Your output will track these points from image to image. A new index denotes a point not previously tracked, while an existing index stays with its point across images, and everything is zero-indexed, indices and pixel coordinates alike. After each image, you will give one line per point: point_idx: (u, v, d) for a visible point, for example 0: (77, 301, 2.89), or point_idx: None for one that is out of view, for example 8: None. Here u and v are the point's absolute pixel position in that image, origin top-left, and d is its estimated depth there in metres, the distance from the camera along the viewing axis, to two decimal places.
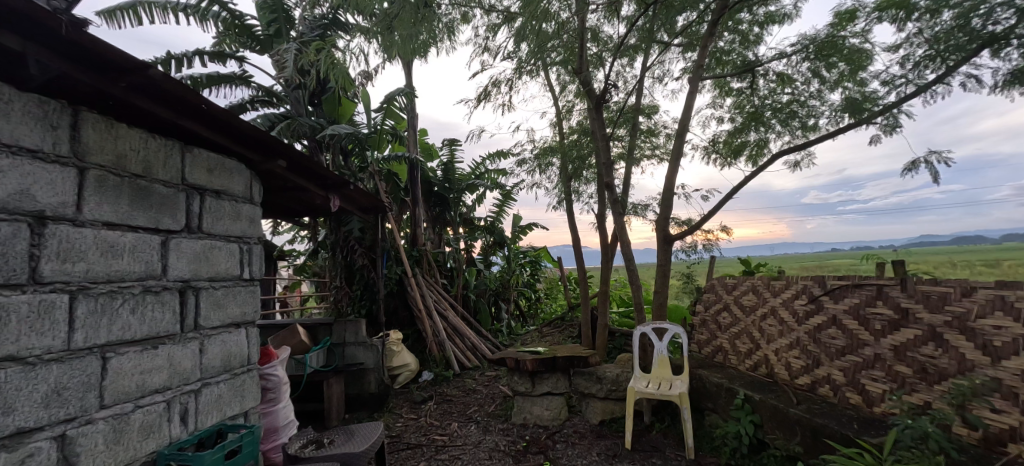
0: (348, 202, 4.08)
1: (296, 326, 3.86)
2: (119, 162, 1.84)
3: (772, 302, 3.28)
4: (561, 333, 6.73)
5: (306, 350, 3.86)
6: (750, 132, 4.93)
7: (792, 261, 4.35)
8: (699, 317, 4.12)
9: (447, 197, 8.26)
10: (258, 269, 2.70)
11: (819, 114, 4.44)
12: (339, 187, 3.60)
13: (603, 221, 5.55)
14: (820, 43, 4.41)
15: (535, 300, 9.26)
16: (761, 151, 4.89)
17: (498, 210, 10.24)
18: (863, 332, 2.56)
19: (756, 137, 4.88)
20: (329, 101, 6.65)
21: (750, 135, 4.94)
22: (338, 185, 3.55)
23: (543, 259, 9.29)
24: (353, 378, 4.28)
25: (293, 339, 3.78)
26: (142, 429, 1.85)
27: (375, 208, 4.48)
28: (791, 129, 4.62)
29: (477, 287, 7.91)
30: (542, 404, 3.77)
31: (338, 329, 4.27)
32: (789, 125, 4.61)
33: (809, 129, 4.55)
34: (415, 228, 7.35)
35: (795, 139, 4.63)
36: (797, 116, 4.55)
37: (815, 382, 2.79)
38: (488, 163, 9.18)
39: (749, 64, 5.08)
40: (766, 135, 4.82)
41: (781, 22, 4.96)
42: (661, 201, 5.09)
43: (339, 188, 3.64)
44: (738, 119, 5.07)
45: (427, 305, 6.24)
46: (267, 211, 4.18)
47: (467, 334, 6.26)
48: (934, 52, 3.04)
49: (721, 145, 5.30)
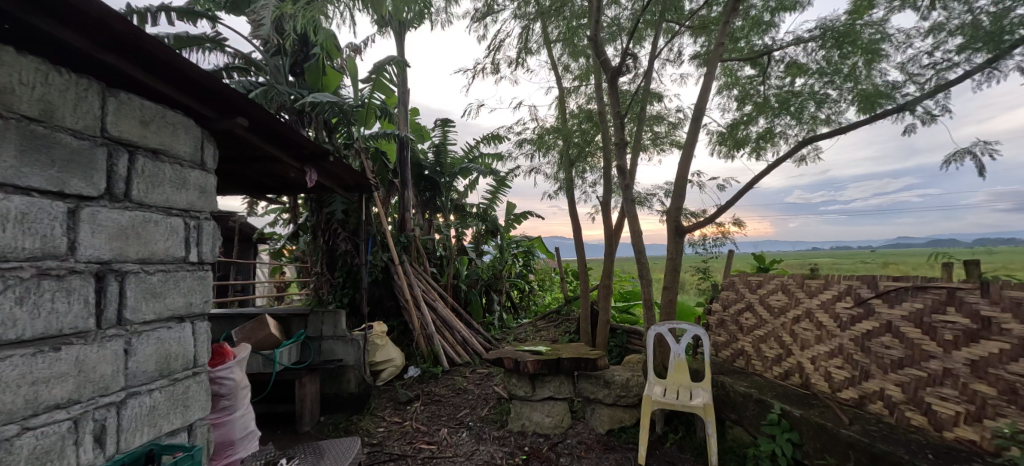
0: (329, 181, 3.67)
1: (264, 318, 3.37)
2: (3, 98, 1.41)
3: (807, 303, 2.90)
4: (556, 327, 6.31)
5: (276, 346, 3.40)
6: (755, 124, 4.48)
7: (801, 253, 4.09)
8: (715, 317, 3.72)
9: (438, 181, 7.86)
10: (209, 251, 2.24)
11: (830, 106, 4.02)
12: (315, 159, 3.15)
13: (608, 210, 5.14)
14: (836, 32, 3.91)
15: (528, 292, 8.84)
16: (768, 141, 4.44)
17: (491, 197, 9.82)
18: (928, 343, 2.17)
19: (764, 124, 4.41)
20: (312, 69, 6.09)
21: (753, 126, 4.50)
22: (315, 158, 3.13)
23: (536, 249, 8.89)
24: (331, 375, 3.83)
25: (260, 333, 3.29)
26: (35, 456, 1.43)
27: (361, 186, 4.05)
28: (801, 122, 4.23)
29: (468, 278, 7.47)
30: (542, 410, 3.35)
31: (314, 320, 3.80)
32: (798, 118, 4.19)
33: (816, 120, 4.15)
34: (404, 212, 6.87)
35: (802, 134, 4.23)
36: (811, 106, 4.13)
37: (864, 397, 2.42)
38: (482, 146, 8.75)
39: (757, 50, 4.68)
40: (771, 124, 4.37)
41: (792, 8, 4.46)
42: (672, 190, 4.70)
43: (318, 164, 3.22)
44: (745, 110, 4.62)
45: (416, 295, 5.79)
46: (236, 184, 3.72)
47: (458, 327, 5.78)
48: (967, 40, 2.69)
49: (722, 138, 4.76)
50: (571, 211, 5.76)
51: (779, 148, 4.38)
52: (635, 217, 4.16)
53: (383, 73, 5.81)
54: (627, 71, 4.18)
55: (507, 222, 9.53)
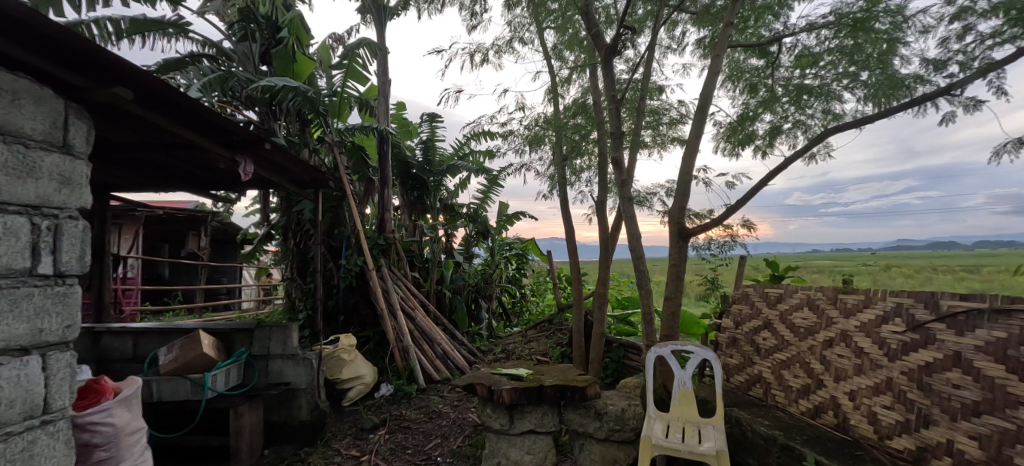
0: (275, 175, 3.19)
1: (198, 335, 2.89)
2: None
3: (842, 324, 2.38)
4: (547, 338, 5.75)
5: (210, 368, 2.94)
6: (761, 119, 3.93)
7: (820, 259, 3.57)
8: (725, 335, 3.18)
9: (426, 181, 7.61)
10: (73, 259, 1.73)
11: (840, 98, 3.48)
12: (247, 146, 2.66)
13: (604, 210, 4.62)
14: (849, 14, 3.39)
15: (520, 298, 8.30)
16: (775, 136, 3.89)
17: (483, 197, 9.30)
18: (1016, 386, 1.65)
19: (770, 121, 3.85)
20: (281, 56, 5.53)
21: (760, 123, 3.94)
22: (246, 146, 2.64)
23: (530, 252, 8.37)
24: (279, 400, 3.32)
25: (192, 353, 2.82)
26: None
27: (317, 181, 3.56)
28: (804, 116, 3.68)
29: (454, 283, 6.93)
30: (521, 446, 2.80)
31: (260, 336, 3.28)
32: (805, 113, 3.64)
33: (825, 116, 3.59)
34: (383, 211, 6.34)
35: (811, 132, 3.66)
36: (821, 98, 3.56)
37: (924, 449, 1.90)
38: (473, 143, 8.25)
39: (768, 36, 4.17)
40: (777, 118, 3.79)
41: None
42: (675, 188, 4.17)
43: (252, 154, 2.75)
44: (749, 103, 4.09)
45: (392, 303, 5.24)
46: (171, 176, 3.23)
47: (438, 339, 5.22)
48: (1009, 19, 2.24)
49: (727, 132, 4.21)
50: (563, 212, 5.22)
51: (789, 144, 3.83)
52: (633, 218, 3.63)
53: (355, 58, 5.31)
54: (624, 51, 3.64)
55: (499, 223, 9.00)
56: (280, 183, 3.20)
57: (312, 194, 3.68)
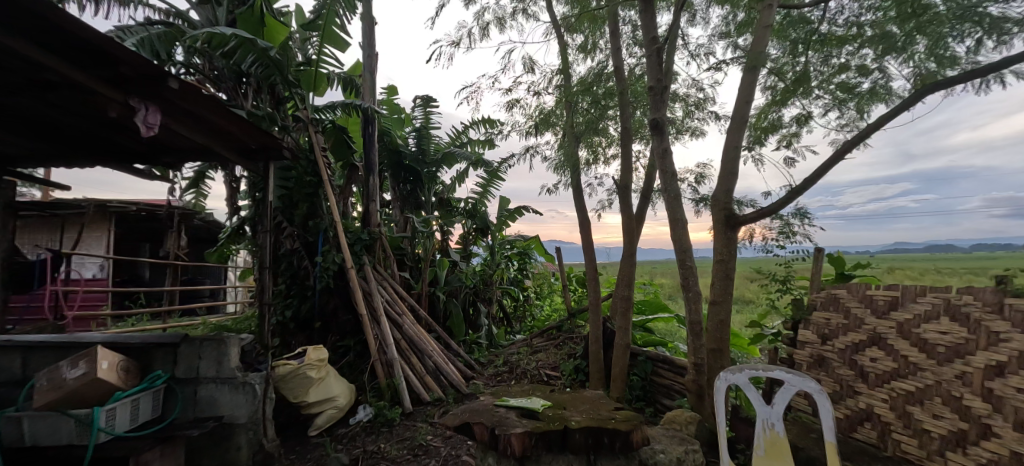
0: (205, 136, 2.43)
1: (94, 352, 2.15)
2: None
3: (1018, 343, 1.60)
4: (556, 349, 4.92)
5: (111, 399, 2.17)
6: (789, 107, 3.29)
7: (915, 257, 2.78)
8: (804, 353, 2.39)
9: (420, 171, 6.81)
10: None
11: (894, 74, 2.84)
12: (148, 87, 1.93)
13: (628, 197, 3.84)
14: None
15: (523, 302, 7.47)
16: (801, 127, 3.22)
17: (482, 192, 8.52)
18: None
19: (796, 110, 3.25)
20: (247, 19, 4.70)
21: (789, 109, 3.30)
22: (146, 85, 1.91)
23: (533, 251, 7.55)
24: (212, 438, 2.52)
25: (85, 380, 2.10)
26: None
27: (269, 149, 2.78)
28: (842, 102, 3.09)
29: (449, 284, 6.11)
30: None
31: (187, 354, 2.50)
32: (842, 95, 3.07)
33: (871, 93, 2.98)
34: (367, 203, 5.51)
35: (845, 119, 3.12)
36: (859, 79, 2.99)
37: None
38: (471, 131, 7.48)
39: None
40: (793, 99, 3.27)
41: None
42: (722, 165, 3.35)
43: (158, 100, 2.02)
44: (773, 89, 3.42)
45: (374, 308, 4.43)
46: (71, 134, 2.45)
47: (429, 351, 4.35)
48: None
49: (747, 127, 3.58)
50: (577, 202, 4.43)
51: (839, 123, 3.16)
52: (676, 200, 2.83)
53: (332, 17, 4.52)
54: None
55: (499, 219, 8.18)
56: (213, 149, 2.46)
57: (262, 166, 2.90)
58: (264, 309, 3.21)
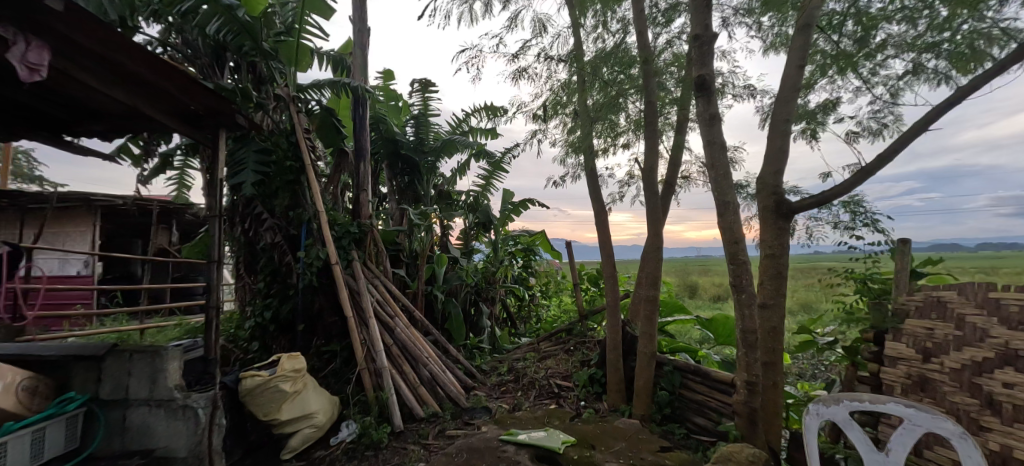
0: (135, 93, 2.25)
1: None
2: None
3: None
4: (566, 355, 4.41)
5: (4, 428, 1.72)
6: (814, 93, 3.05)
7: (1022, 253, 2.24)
8: None
9: (418, 161, 6.28)
10: None
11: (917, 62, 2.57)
12: (63, 27, 1.73)
13: (654, 184, 3.30)
14: None
15: (528, 301, 6.95)
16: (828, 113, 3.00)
17: (484, 184, 7.99)
18: None
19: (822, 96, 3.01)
20: None
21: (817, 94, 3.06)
22: (60, 22, 1.70)
23: (538, 248, 7.01)
24: None
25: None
26: None
27: (217, 114, 2.61)
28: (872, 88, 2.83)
29: (448, 283, 5.58)
30: None
31: (114, 371, 2.20)
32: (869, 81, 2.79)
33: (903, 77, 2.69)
34: (358, 193, 4.98)
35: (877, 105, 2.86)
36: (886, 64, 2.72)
37: None
38: (474, 118, 6.96)
39: None
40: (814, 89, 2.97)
41: None
42: (775, 140, 2.77)
43: (62, 43, 1.81)
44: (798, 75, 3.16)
45: (363, 309, 3.92)
46: None
47: (424, 357, 3.84)
48: None
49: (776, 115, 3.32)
50: (591, 190, 3.91)
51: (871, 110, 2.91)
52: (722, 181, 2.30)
53: None
54: None
55: (503, 213, 7.65)
56: (146, 110, 2.28)
57: (211, 135, 2.71)
58: (214, 313, 2.71)
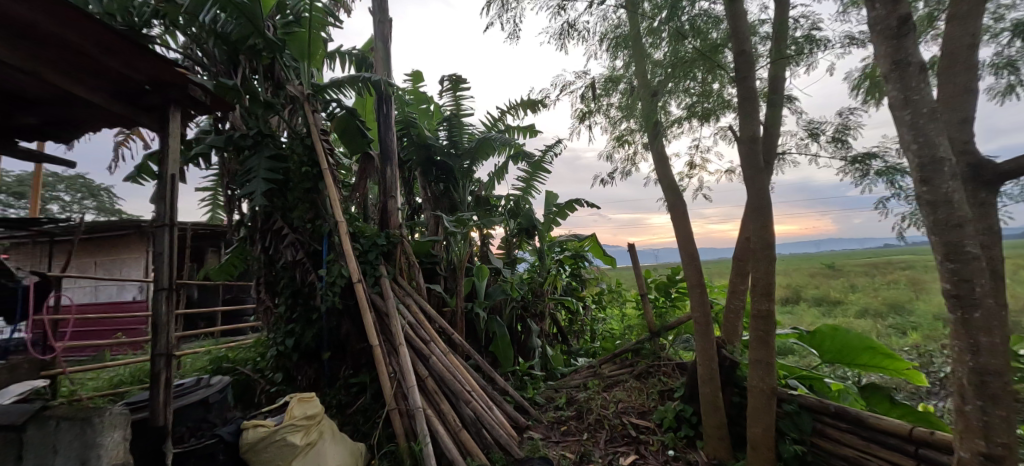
0: (70, 69, 2.10)
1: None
2: None
3: None
4: (639, 382, 3.60)
5: None
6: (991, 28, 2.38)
7: None
8: None
9: (451, 163, 5.68)
10: None
11: None
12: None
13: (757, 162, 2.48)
14: None
15: (581, 314, 6.15)
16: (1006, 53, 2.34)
17: (525, 187, 7.30)
18: None
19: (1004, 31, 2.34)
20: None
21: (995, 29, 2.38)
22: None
23: (590, 253, 6.23)
24: None
25: None
26: None
27: (163, 86, 2.41)
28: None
29: (491, 298, 4.90)
30: None
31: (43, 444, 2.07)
32: None
33: None
34: (386, 201, 4.41)
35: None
36: None
37: None
38: (511, 115, 6.32)
39: None
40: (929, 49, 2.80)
41: None
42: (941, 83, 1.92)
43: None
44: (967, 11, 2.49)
45: (391, 333, 3.30)
46: None
47: (466, 391, 3.16)
48: None
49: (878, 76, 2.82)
50: (664, 179, 3.11)
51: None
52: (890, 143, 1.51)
53: None
54: None
55: (547, 218, 6.91)
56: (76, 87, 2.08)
57: (158, 116, 2.54)
58: (162, 359, 2.34)
